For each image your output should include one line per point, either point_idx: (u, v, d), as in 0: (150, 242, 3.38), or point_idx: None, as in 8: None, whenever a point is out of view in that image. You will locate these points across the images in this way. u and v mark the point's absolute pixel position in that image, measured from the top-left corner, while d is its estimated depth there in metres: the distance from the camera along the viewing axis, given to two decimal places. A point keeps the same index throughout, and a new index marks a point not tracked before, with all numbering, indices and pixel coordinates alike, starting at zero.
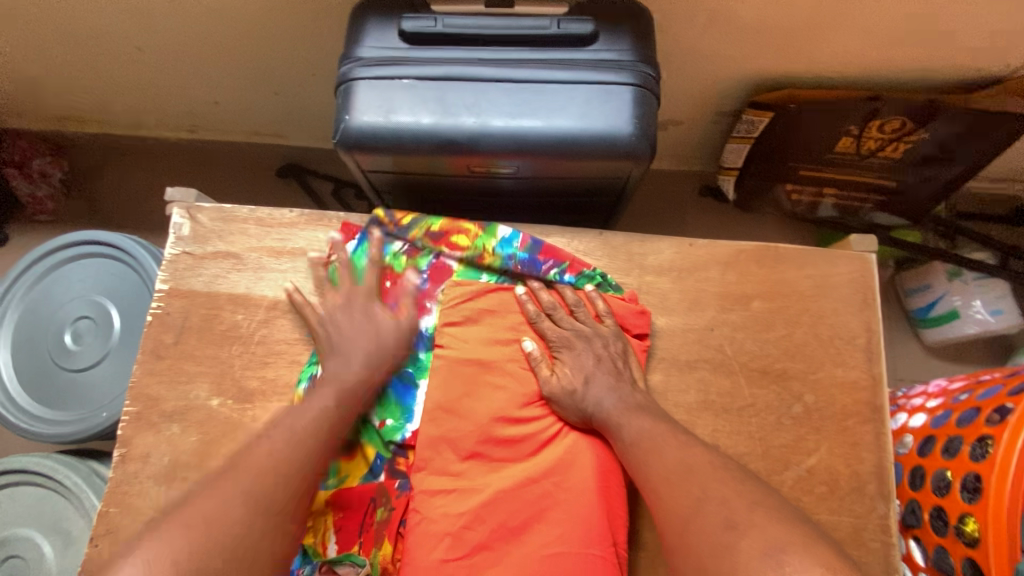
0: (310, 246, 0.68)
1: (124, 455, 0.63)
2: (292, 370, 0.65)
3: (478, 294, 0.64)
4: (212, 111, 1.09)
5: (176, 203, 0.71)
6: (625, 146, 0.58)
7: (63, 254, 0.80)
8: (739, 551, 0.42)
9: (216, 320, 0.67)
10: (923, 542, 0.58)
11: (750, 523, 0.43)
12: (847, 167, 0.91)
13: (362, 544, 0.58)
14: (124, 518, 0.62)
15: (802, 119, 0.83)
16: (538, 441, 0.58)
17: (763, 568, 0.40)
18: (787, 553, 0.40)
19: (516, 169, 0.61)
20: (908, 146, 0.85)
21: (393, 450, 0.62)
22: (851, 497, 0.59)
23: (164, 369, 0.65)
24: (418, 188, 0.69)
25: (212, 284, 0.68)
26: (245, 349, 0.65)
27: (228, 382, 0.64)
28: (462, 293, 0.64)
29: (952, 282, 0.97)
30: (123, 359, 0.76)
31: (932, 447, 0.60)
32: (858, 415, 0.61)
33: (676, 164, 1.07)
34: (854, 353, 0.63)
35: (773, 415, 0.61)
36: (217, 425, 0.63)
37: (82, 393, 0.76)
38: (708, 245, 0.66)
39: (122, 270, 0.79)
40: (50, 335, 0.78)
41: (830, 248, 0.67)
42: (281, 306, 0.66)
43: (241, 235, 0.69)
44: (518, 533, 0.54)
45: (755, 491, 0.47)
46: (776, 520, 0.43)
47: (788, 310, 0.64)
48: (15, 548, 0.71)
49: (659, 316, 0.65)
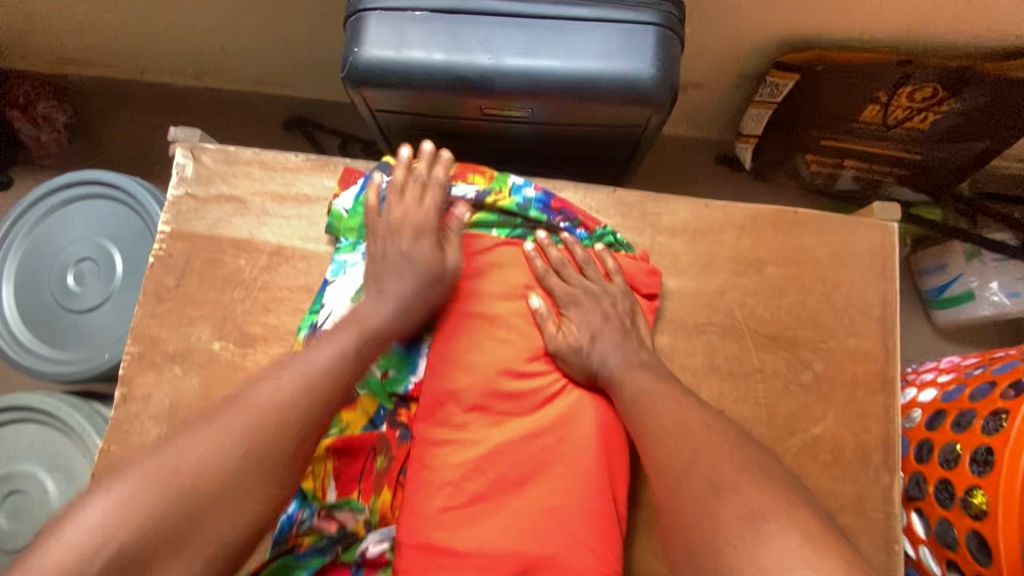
0: (316, 192, 0.67)
1: (124, 395, 0.63)
2: (295, 317, 0.64)
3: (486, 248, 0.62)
4: (217, 57, 1.06)
5: (180, 143, 0.69)
6: (644, 89, 0.56)
7: (64, 193, 0.78)
8: (718, 516, 0.40)
9: (219, 264, 0.66)
10: (925, 514, 0.57)
11: (734, 488, 0.42)
12: (871, 137, 0.88)
13: (362, 490, 0.57)
14: (126, 456, 0.62)
15: (827, 80, 0.80)
16: (542, 396, 0.58)
17: (743, 535, 0.38)
18: (768, 519, 0.39)
19: (530, 111, 0.60)
20: (937, 116, 0.82)
21: (395, 401, 0.61)
22: (855, 466, 0.58)
23: (166, 310, 0.65)
24: (428, 127, 0.67)
25: (215, 227, 0.66)
26: (248, 294, 0.64)
27: (230, 326, 0.64)
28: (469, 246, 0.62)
29: (970, 263, 0.94)
30: (128, 302, 0.76)
31: (941, 421, 0.59)
32: (867, 385, 0.60)
33: (692, 130, 1.04)
34: (868, 322, 0.61)
35: (780, 381, 0.60)
36: (218, 368, 0.63)
37: (84, 334, 0.76)
38: (724, 207, 0.64)
39: (124, 212, 0.78)
40: (51, 275, 0.77)
41: (851, 215, 0.64)
42: (285, 253, 0.65)
43: (245, 178, 0.67)
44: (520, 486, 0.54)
45: (750, 455, 0.45)
46: (763, 487, 0.41)
47: (803, 276, 0.62)
48: (18, 483, 0.72)
49: (670, 277, 0.63)
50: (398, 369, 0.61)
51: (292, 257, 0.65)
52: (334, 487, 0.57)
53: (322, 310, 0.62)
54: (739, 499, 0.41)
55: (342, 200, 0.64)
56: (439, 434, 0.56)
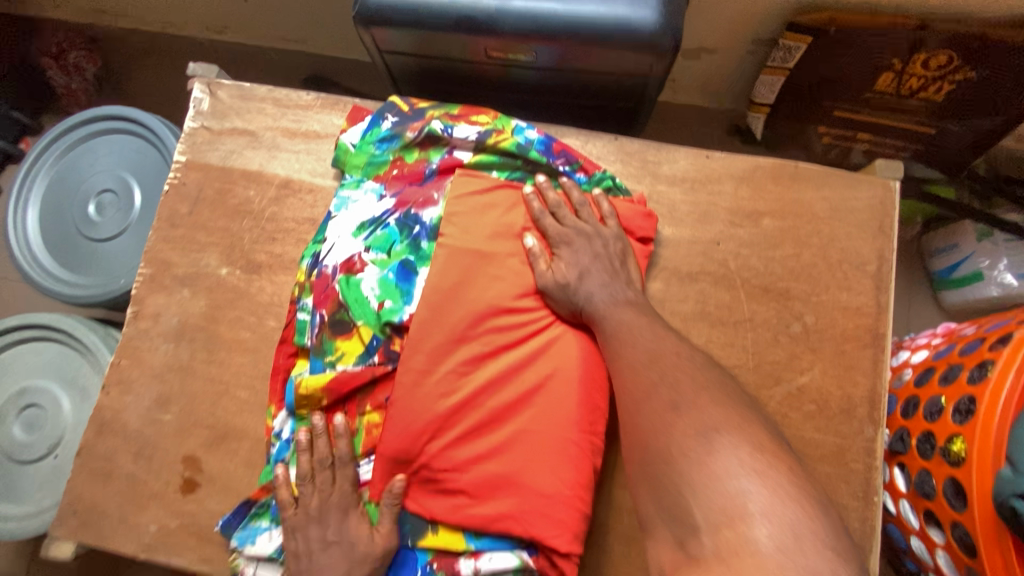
0: (324, 130, 0.69)
1: (136, 313, 0.66)
2: (299, 247, 0.66)
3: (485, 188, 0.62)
4: (241, 11, 1.09)
5: (198, 78, 0.72)
6: (649, 37, 0.56)
7: (91, 129, 0.83)
8: (674, 428, 0.46)
9: (230, 194, 0.68)
10: (907, 468, 0.58)
11: (693, 405, 0.47)
12: (884, 108, 0.87)
13: (348, 411, 0.60)
14: (135, 370, 0.65)
15: (842, 46, 0.79)
16: (527, 331, 0.59)
17: (695, 446, 0.44)
18: (719, 433, 0.44)
19: (536, 57, 0.60)
20: (952, 87, 0.81)
21: (390, 332, 0.60)
22: (839, 418, 0.59)
23: (178, 236, 0.68)
24: (436, 75, 0.68)
25: (228, 159, 0.69)
26: (256, 223, 0.67)
27: (238, 253, 0.66)
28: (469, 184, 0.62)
29: (981, 243, 0.93)
30: (140, 233, 0.79)
31: (930, 377, 0.59)
32: (857, 340, 0.60)
33: (705, 100, 1.04)
34: (862, 279, 0.61)
35: (770, 331, 0.61)
36: (224, 292, 0.66)
37: (102, 261, 0.80)
38: (725, 159, 0.64)
39: (144, 148, 0.81)
40: (75, 205, 0.81)
41: (852, 174, 0.64)
42: (292, 186, 0.67)
43: (259, 114, 0.70)
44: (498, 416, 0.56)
45: (714, 383, 0.49)
46: (717, 404, 0.47)
47: (799, 231, 0.63)
48: (35, 397, 0.76)
49: (666, 225, 0.64)
50: (393, 300, 0.61)
51: (298, 190, 0.67)
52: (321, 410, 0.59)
53: (325, 242, 0.64)
54: (702, 421, 0.46)
55: (349, 136, 0.66)
56: (426, 363, 0.57)
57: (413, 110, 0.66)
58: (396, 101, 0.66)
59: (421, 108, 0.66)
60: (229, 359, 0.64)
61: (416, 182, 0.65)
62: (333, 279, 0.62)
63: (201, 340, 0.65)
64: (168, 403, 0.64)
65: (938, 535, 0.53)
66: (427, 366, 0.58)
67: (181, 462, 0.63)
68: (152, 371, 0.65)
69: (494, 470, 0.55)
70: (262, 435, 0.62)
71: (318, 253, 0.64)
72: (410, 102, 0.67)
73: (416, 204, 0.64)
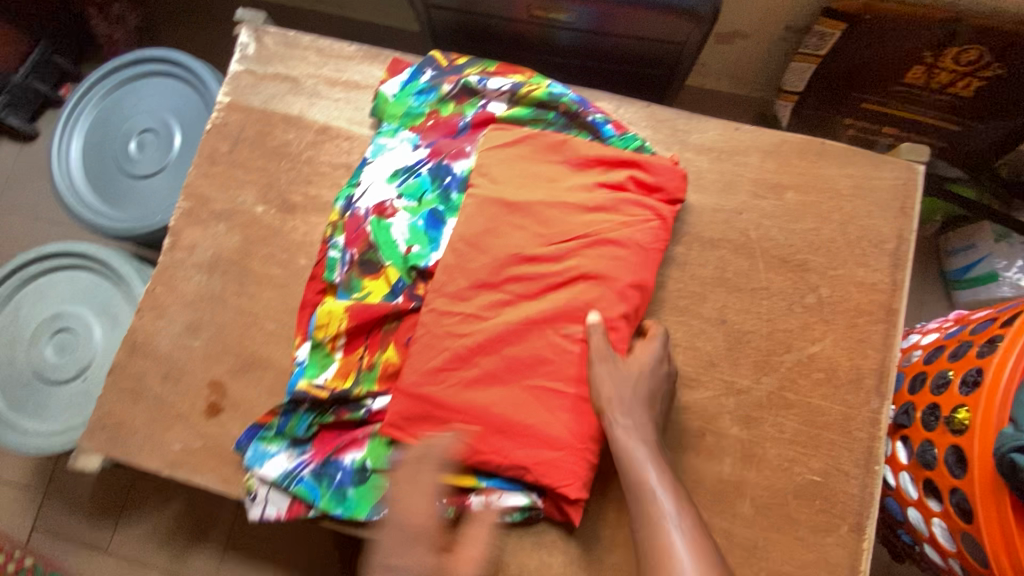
0: (364, 80, 0.71)
1: (172, 244, 0.69)
2: (333, 191, 0.68)
3: (515, 141, 0.64)
4: None
5: (245, 24, 0.74)
6: (688, 2, 0.57)
7: (137, 69, 0.86)
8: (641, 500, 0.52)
9: (269, 136, 0.70)
10: (910, 441, 0.59)
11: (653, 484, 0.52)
12: (911, 101, 0.88)
13: (368, 348, 0.62)
14: (169, 297, 0.68)
15: (874, 35, 0.81)
16: (547, 283, 0.60)
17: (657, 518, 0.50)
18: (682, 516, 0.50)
19: (576, 18, 0.62)
20: (981, 83, 0.82)
21: (415, 276, 0.63)
22: (847, 387, 0.60)
23: (217, 173, 0.70)
24: (477, 33, 0.70)
25: (269, 103, 0.71)
26: (292, 165, 0.69)
27: (273, 192, 0.69)
28: (500, 138, 0.64)
29: (999, 244, 0.94)
30: (178, 172, 0.82)
31: (939, 355, 0.60)
32: (870, 315, 0.62)
33: (733, 87, 1.05)
34: (880, 256, 0.63)
35: (786, 301, 0.62)
36: (258, 229, 0.68)
37: (139, 197, 0.83)
38: (753, 132, 0.66)
39: (187, 91, 0.84)
40: (118, 142, 0.84)
41: (878, 154, 0.65)
42: (329, 132, 0.70)
43: (302, 61, 0.72)
44: (509, 366, 0.58)
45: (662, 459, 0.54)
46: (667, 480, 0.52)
47: (822, 206, 0.64)
48: (68, 322, 0.79)
49: (691, 192, 0.65)
50: (421, 245, 0.63)
51: (336, 136, 0.69)
52: (343, 344, 0.62)
53: (358, 185, 0.66)
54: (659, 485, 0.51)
55: (387, 85, 0.68)
56: (449, 304, 0.60)
57: (453, 65, 0.68)
58: (435, 56, 0.68)
59: (460, 64, 0.68)
60: (259, 293, 0.66)
61: (449, 135, 0.67)
62: (365, 221, 0.64)
63: (233, 273, 0.67)
64: (198, 330, 0.67)
65: (935, 506, 0.55)
66: (449, 308, 0.60)
67: (207, 387, 0.65)
68: (185, 299, 0.67)
69: (504, 417, 0.57)
70: (286, 367, 0.65)
71: (350, 196, 0.66)
72: (449, 58, 0.69)
73: (448, 155, 0.66)
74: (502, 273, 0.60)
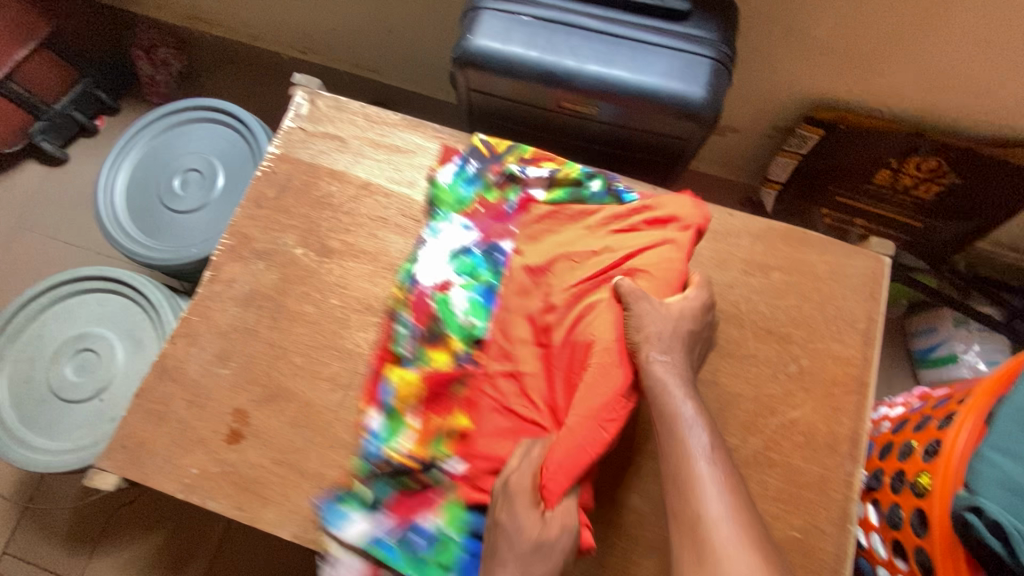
0: (404, 145, 0.79)
1: (212, 276, 0.74)
2: (368, 240, 0.75)
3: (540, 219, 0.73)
4: (327, 37, 1.23)
5: (301, 87, 0.83)
6: (695, 108, 0.68)
7: (189, 114, 0.93)
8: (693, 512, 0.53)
9: (314, 186, 0.78)
10: (880, 504, 0.65)
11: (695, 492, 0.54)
12: (879, 199, 1.01)
13: (439, 412, 0.65)
14: (203, 326, 0.72)
15: (847, 142, 0.93)
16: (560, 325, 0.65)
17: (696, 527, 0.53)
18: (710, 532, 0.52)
19: (598, 112, 0.73)
20: (937, 189, 0.94)
21: (473, 345, 0.68)
22: (824, 451, 0.66)
23: (262, 215, 0.77)
24: (507, 116, 0.80)
25: (316, 158, 0.79)
26: (333, 215, 0.76)
27: (313, 237, 0.75)
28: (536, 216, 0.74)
29: (957, 329, 1.04)
30: (217, 211, 0.88)
31: (905, 426, 0.68)
32: (845, 386, 0.69)
33: (723, 172, 1.17)
34: (853, 334, 0.71)
35: (771, 368, 0.69)
36: (296, 270, 0.74)
37: (178, 231, 0.89)
38: (744, 218, 0.75)
39: (234, 138, 0.92)
40: (163, 178, 0.91)
41: (851, 245, 0.75)
42: (370, 188, 0.77)
43: (350, 124, 0.81)
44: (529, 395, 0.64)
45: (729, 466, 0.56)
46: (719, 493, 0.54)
47: (803, 286, 0.73)
48: (93, 343, 0.83)
49: (690, 265, 0.74)
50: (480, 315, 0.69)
51: (376, 191, 0.77)
52: (416, 411, 0.66)
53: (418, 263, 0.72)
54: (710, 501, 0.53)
55: (440, 173, 0.76)
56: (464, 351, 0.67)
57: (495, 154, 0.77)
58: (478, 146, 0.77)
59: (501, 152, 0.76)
60: (291, 328, 0.71)
61: (497, 218, 0.74)
62: (429, 297, 0.70)
63: (268, 308, 0.72)
64: (228, 359, 0.71)
65: (902, 564, 0.60)
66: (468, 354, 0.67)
67: (231, 414, 0.69)
68: (218, 329, 0.72)
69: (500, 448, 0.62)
70: (310, 400, 0.69)
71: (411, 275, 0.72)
72: (490, 146, 0.77)
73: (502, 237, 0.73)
74: (537, 331, 0.67)
